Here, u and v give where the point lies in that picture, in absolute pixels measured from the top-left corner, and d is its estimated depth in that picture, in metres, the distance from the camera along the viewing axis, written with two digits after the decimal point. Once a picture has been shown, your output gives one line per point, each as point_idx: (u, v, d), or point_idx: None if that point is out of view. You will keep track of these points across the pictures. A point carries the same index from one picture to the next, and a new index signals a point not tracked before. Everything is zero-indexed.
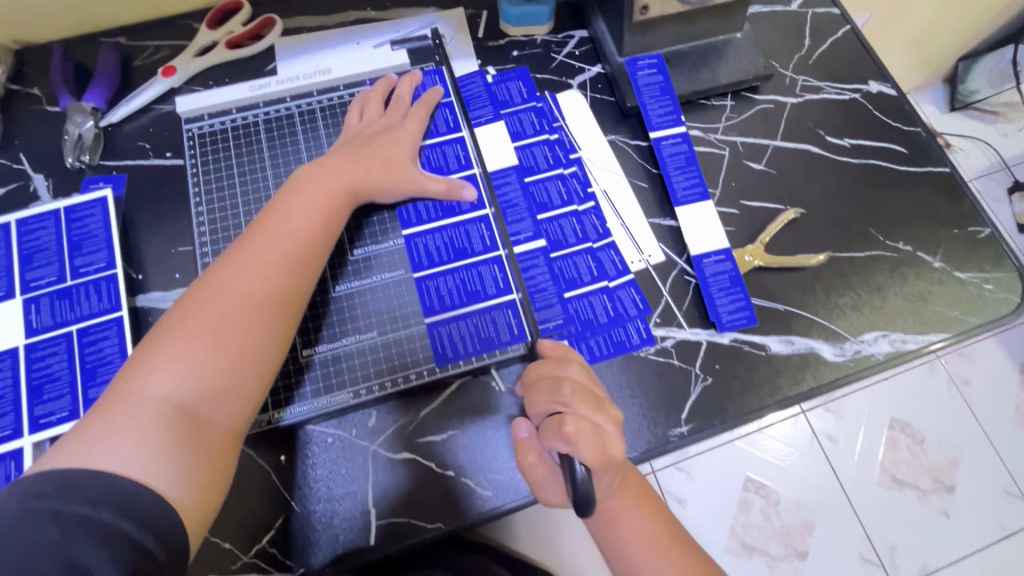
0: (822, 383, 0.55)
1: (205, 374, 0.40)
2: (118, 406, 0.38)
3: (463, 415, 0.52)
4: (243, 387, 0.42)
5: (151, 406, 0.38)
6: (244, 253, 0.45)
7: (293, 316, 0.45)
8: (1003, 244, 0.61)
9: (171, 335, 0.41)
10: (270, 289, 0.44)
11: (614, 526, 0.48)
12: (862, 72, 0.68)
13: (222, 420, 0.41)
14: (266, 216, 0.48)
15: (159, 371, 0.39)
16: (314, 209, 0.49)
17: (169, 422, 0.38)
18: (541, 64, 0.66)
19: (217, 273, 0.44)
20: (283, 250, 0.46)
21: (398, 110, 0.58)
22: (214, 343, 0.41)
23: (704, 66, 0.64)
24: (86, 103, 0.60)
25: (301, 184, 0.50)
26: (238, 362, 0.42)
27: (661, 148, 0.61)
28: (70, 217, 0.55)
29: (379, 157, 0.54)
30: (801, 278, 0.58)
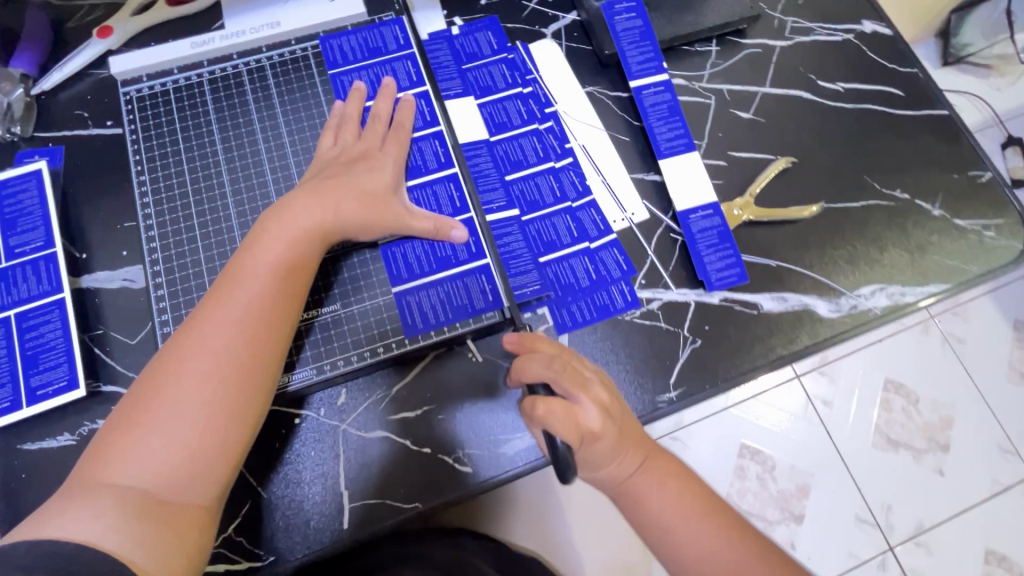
0: (818, 340, 0.52)
1: (172, 456, 0.37)
2: (80, 494, 0.35)
3: (438, 389, 0.48)
4: (214, 462, 0.39)
5: (115, 494, 0.35)
6: (212, 315, 0.41)
7: (266, 377, 0.42)
8: (1005, 189, 0.57)
9: (137, 413, 0.38)
10: (236, 350, 0.40)
11: (639, 505, 0.43)
12: (856, 11, 0.63)
13: (192, 499, 0.38)
14: (230, 270, 0.43)
15: (123, 451, 0.37)
16: (282, 252, 0.43)
17: (130, 511, 0.35)
18: (512, 13, 0.61)
19: (181, 339, 0.40)
20: (248, 306, 0.41)
21: (375, 133, 0.50)
22: (178, 416, 0.38)
23: (687, 9, 0.60)
24: (14, 68, 0.55)
25: (266, 219, 0.45)
26: (204, 436, 0.38)
27: (641, 98, 0.57)
28: (3, 194, 0.50)
29: (354, 191, 0.47)
30: (793, 231, 0.55)
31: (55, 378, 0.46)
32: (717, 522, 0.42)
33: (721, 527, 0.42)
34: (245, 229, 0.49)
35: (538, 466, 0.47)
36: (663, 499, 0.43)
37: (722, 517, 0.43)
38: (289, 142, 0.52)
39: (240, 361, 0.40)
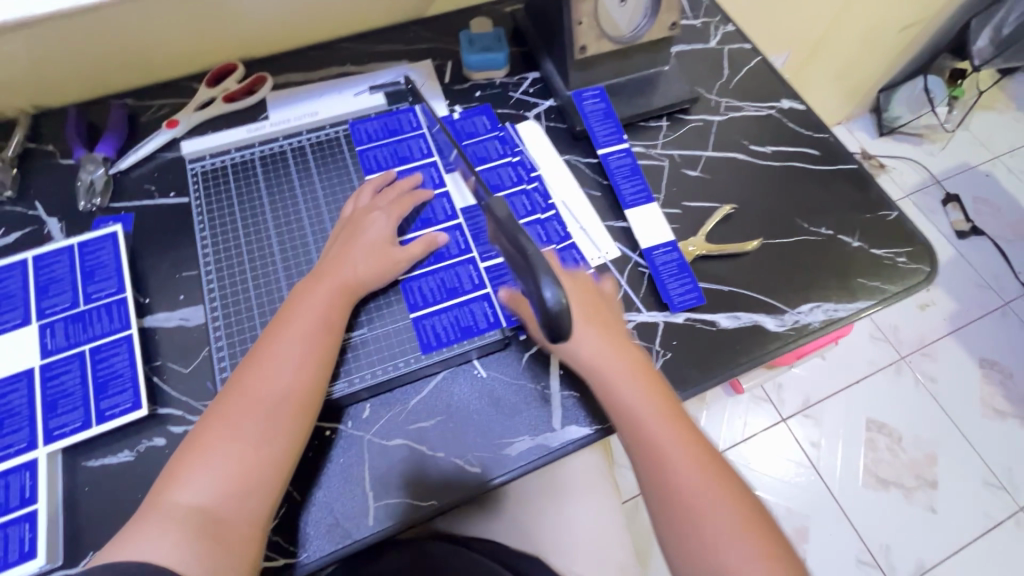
0: (768, 350, 0.61)
1: (226, 479, 0.46)
2: (153, 515, 0.44)
3: (449, 402, 0.57)
4: (258, 486, 0.47)
5: (179, 513, 0.44)
6: (259, 362, 0.51)
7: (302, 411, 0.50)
8: (910, 224, 0.70)
9: (198, 446, 0.47)
10: (276, 392, 0.49)
11: (659, 470, 0.49)
12: (775, 93, 0.80)
13: (243, 516, 0.45)
14: (274, 327, 0.53)
15: (186, 480, 0.46)
16: (312, 311, 0.53)
17: (193, 529, 0.44)
18: (501, 102, 0.76)
19: (232, 388, 0.50)
20: (284, 356, 0.51)
21: (385, 198, 0.62)
22: (230, 449, 0.47)
23: (640, 94, 0.75)
24: (97, 153, 0.67)
25: (306, 284, 0.56)
26: (251, 465, 0.47)
27: (608, 162, 0.70)
28: (83, 251, 0.60)
29: (366, 251, 0.58)
30: (740, 263, 0.66)
31: (121, 401, 0.53)
32: (690, 445, 0.50)
33: (691, 445, 0.50)
34: (288, 272, 0.60)
35: (538, 465, 0.54)
36: (653, 423, 0.51)
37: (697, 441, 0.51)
38: (324, 203, 0.64)
39: (279, 400, 0.49)
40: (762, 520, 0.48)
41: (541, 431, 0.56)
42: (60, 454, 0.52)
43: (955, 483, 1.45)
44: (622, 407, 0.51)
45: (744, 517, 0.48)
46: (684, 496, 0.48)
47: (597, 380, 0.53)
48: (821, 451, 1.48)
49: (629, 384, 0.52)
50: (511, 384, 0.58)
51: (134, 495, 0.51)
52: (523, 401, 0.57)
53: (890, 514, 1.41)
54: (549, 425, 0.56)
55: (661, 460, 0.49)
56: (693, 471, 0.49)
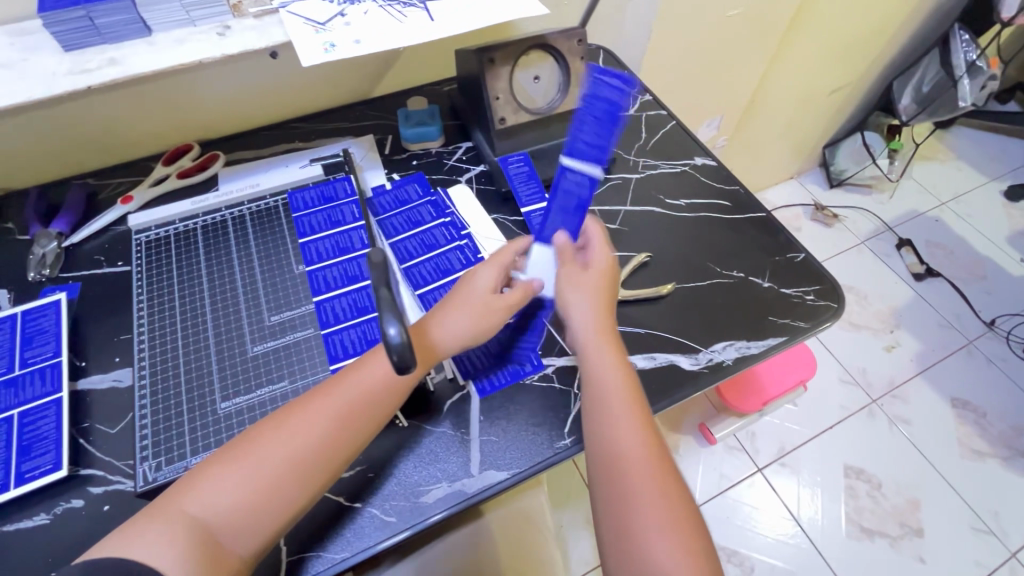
0: (684, 388, 0.63)
1: (239, 503, 0.47)
2: (163, 510, 0.46)
3: (369, 452, 0.57)
4: (268, 524, 0.48)
5: (183, 521, 0.46)
6: (328, 401, 0.51)
7: (331, 468, 0.50)
8: (817, 265, 0.75)
9: (232, 456, 0.49)
10: (319, 446, 0.50)
11: (618, 469, 0.52)
12: (689, 152, 0.87)
13: (237, 546, 0.46)
14: (350, 371, 0.53)
15: (206, 492, 0.47)
16: (381, 376, 0.53)
17: (191, 539, 0.45)
18: (436, 168, 0.83)
19: (285, 417, 0.51)
20: (341, 412, 0.51)
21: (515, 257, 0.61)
22: (257, 479, 0.48)
23: (562, 157, 0.82)
24: (52, 229, 0.72)
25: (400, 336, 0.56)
26: (271, 502, 0.48)
27: (531, 220, 0.76)
28: (25, 319, 0.63)
29: (472, 313, 0.57)
30: (656, 307, 0.70)
31: (42, 463, 0.54)
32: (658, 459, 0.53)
33: (660, 454, 0.53)
34: (217, 332, 0.62)
35: (455, 512, 0.55)
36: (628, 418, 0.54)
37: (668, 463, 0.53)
38: (258, 265, 0.68)
39: (320, 452, 0.50)
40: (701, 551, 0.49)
41: (459, 477, 0.57)
42: None
43: (941, 530, 1.41)
44: (604, 403, 0.55)
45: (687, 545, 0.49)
46: (633, 509, 0.50)
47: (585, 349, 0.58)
48: (802, 501, 1.44)
49: (606, 362, 0.57)
50: (431, 432, 0.59)
51: (45, 560, 0.51)
52: (442, 448, 0.58)
53: (878, 567, 1.35)
54: (467, 471, 0.57)
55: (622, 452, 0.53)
56: (654, 490, 0.51)
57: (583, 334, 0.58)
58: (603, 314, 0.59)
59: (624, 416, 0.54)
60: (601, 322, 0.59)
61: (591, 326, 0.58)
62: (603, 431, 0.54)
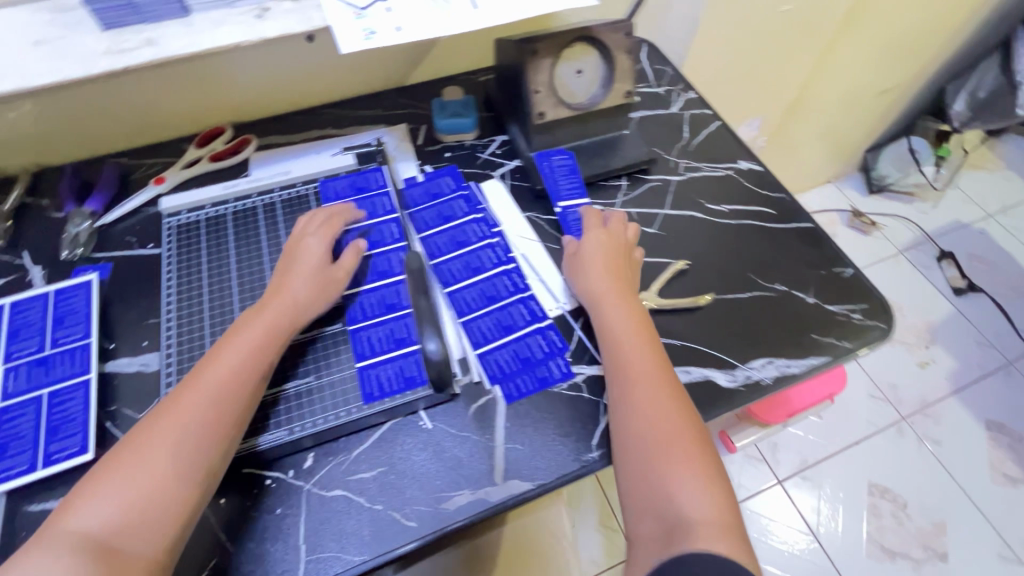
0: (719, 406, 0.61)
1: (128, 503, 0.45)
2: (44, 539, 0.43)
3: (392, 452, 0.57)
4: (166, 517, 0.45)
5: (71, 539, 0.43)
6: (196, 382, 0.51)
7: (225, 443, 0.50)
8: (866, 281, 0.71)
9: (109, 468, 0.47)
10: (202, 425, 0.49)
11: (627, 403, 0.55)
12: (733, 155, 0.83)
13: (138, 547, 0.44)
14: (208, 357, 0.54)
15: (87, 507, 0.44)
16: (243, 350, 0.54)
17: (82, 555, 0.42)
18: (469, 161, 0.81)
19: (154, 417, 0.50)
20: (212, 391, 0.51)
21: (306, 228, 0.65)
22: (141, 475, 0.46)
23: (600, 155, 0.79)
24: (86, 208, 0.72)
25: (245, 319, 0.57)
26: (160, 496, 0.46)
27: (567, 215, 0.73)
28: (57, 298, 0.64)
29: (299, 282, 0.60)
30: (693, 317, 0.67)
31: (70, 445, 0.54)
32: (677, 405, 0.54)
33: (674, 397, 0.55)
34: None
35: (477, 521, 0.53)
36: (643, 372, 0.56)
37: (683, 405, 0.54)
38: None
39: (201, 433, 0.49)
40: (721, 488, 0.49)
41: (482, 485, 0.55)
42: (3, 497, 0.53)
43: (967, 555, 1.36)
44: (614, 343, 0.59)
45: (706, 482, 0.49)
46: (641, 451, 0.52)
47: (597, 307, 0.62)
48: (821, 517, 1.41)
49: (614, 304, 0.62)
50: (456, 436, 0.58)
51: None
52: (466, 454, 0.57)
53: None
54: (491, 479, 0.55)
55: (638, 398, 0.55)
56: (668, 429, 0.52)
57: (592, 291, 0.63)
58: (607, 274, 0.64)
59: (637, 359, 0.57)
60: (607, 280, 0.64)
61: (595, 279, 0.64)
62: (614, 363, 0.58)
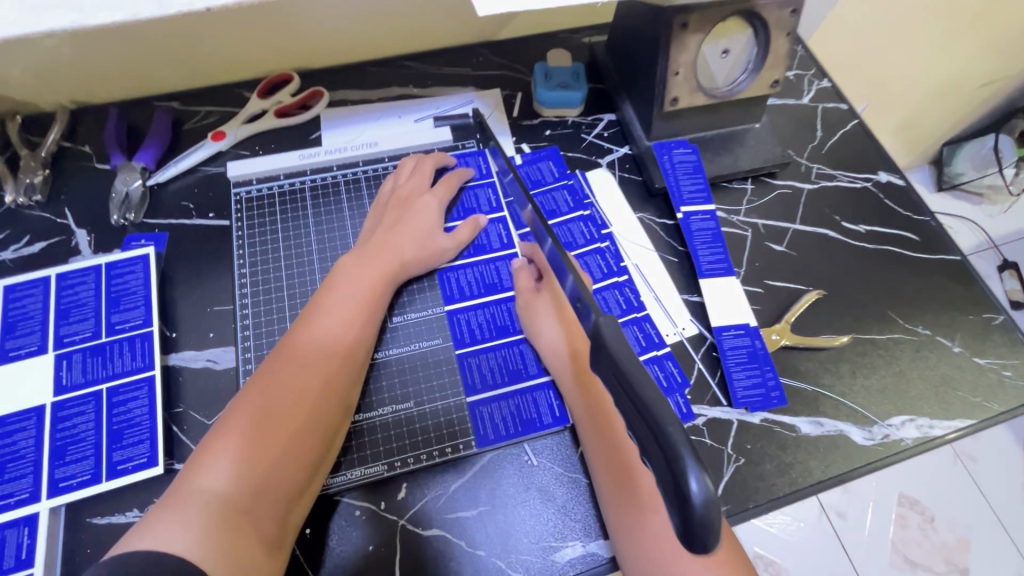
0: (854, 467, 0.54)
1: (254, 463, 0.41)
2: (172, 498, 0.39)
3: (494, 492, 0.50)
4: (287, 481, 0.43)
5: (201, 498, 0.39)
6: (310, 333, 0.48)
7: (341, 406, 0.47)
8: (1019, 332, 0.62)
9: (228, 424, 0.43)
10: (321, 386, 0.46)
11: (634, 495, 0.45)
12: (872, 163, 0.72)
13: (267, 510, 0.41)
14: (317, 305, 0.50)
15: (214, 462, 0.40)
16: (354, 304, 0.51)
17: (215, 515, 0.38)
18: (572, 143, 0.70)
19: (265, 374, 0.46)
20: (325, 346, 0.48)
21: (426, 177, 0.60)
22: (267, 435, 0.43)
23: (727, 152, 0.68)
24: (136, 162, 0.62)
25: (347, 266, 0.53)
26: (285, 459, 0.43)
27: (690, 224, 0.63)
28: (111, 274, 0.55)
29: (410, 236, 0.56)
30: (826, 359, 0.59)
31: (136, 455, 0.48)
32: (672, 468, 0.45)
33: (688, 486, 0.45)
34: None
35: None
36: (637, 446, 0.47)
37: None
38: None
39: (319, 394, 0.46)
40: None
41: (594, 537, 0.49)
42: (64, 508, 0.47)
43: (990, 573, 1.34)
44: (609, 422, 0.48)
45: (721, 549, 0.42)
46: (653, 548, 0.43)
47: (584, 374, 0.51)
48: (847, 522, 1.38)
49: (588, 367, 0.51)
50: (566, 478, 0.51)
51: None
52: (576, 500, 0.50)
53: None
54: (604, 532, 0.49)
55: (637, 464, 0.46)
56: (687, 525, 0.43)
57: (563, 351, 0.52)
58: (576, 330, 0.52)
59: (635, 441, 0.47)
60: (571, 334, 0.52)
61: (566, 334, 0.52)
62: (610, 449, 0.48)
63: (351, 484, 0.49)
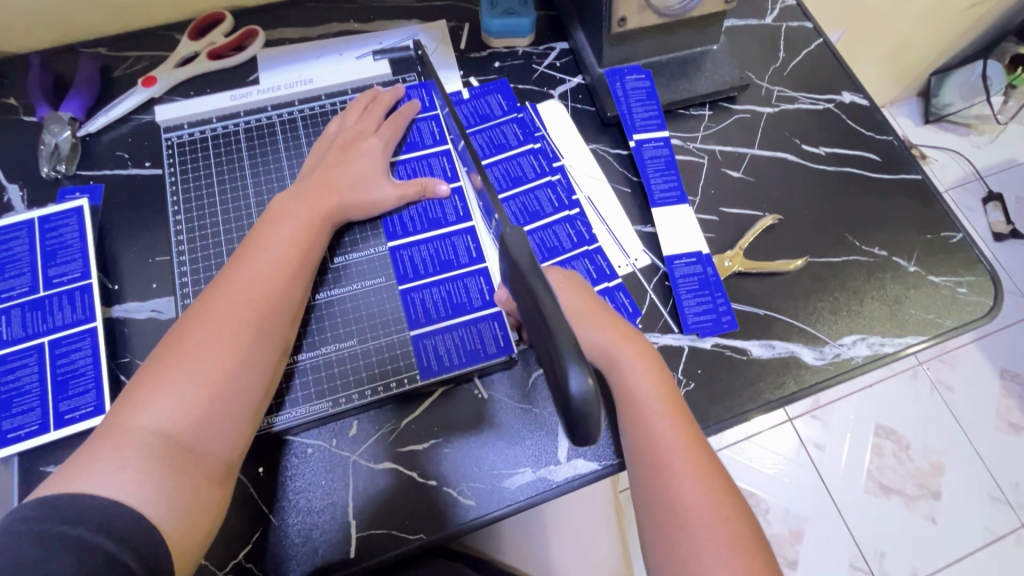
0: (804, 386, 0.55)
1: (189, 402, 0.41)
2: (107, 439, 0.39)
3: (445, 424, 0.51)
4: (229, 420, 0.42)
5: (138, 437, 0.39)
6: (243, 271, 0.47)
7: (279, 345, 0.47)
8: (976, 249, 0.62)
9: (160, 366, 0.42)
10: (256, 324, 0.45)
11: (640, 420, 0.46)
12: (836, 84, 0.70)
13: (211, 444, 0.41)
14: (251, 243, 0.49)
15: (149, 403, 0.40)
16: (291, 243, 0.49)
17: (154, 454, 0.38)
18: (523, 75, 0.67)
19: (199, 313, 0.45)
20: (263, 284, 0.47)
21: (372, 118, 0.58)
22: (201, 376, 0.42)
23: (683, 76, 0.66)
24: (64, 112, 0.60)
25: (283, 204, 0.51)
26: (227, 395, 0.42)
27: (642, 151, 0.62)
28: (44, 227, 0.54)
29: (349, 178, 0.54)
30: (780, 283, 0.59)
31: (82, 404, 0.48)
32: (673, 407, 0.46)
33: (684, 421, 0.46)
34: None
35: (539, 501, 0.49)
36: (647, 391, 0.46)
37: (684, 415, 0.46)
38: None
39: (255, 333, 0.45)
40: (735, 508, 0.43)
41: (544, 463, 0.50)
42: (16, 458, 0.47)
43: (961, 499, 1.28)
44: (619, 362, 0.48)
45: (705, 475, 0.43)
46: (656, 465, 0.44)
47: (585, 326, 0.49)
48: (825, 453, 1.31)
49: (594, 319, 0.49)
50: (516, 408, 0.52)
51: None
52: (527, 428, 0.51)
53: (887, 524, 1.26)
54: (554, 457, 0.50)
55: (643, 408, 0.46)
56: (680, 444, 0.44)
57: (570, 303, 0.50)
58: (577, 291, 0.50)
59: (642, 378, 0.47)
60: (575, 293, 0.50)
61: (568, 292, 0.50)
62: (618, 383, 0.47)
63: (296, 423, 0.49)
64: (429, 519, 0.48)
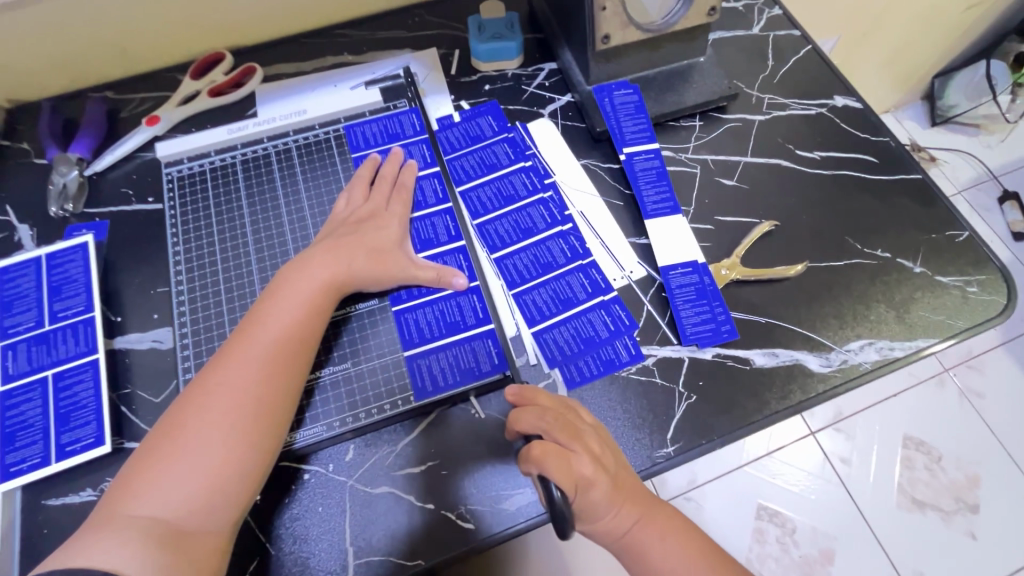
0: (811, 395, 0.53)
1: (189, 483, 0.41)
2: (107, 517, 0.39)
3: (441, 445, 0.50)
4: (226, 499, 0.42)
5: (137, 515, 0.39)
6: (247, 345, 0.46)
7: (279, 424, 0.45)
8: (985, 247, 0.60)
9: (164, 443, 0.42)
10: (255, 404, 0.44)
11: (639, 552, 0.46)
12: (828, 89, 0.70)
13: (209, 529, 0.41)
14: (258, 312, 0.49)
15: (151, 480, 0.40)
16: (293, 315, 0.49)
17: (150, 535, 0.38)
18: (512, 96, 0.68)
19: (202, 387, 0.45)
20: (262, 364, 0.46)
21: (381, 194, 0.58)
22: (201, 457, 0.42)
23: (671, 89, 0.66)
24: (71, 153, 0.62)
25: (290, 273, 0.51)
26: (224, 479, 0.42)
27: (633, 164, 0.62)
28: (51, 264, 0.55)
29: (358, 247, 0.53)
30: (781, 290, 0.58)
31: (83, 436, 0.49)
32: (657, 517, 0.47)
33: (672, 527, 0.47)
34: (264, 281, 0.55)
35: (540, 522, 0.48)
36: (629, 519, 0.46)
37: (667, 518, 0.48)
38: (309, 216, 0.58)
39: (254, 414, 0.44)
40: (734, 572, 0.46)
41: None
42: (18, 492, 0.48)
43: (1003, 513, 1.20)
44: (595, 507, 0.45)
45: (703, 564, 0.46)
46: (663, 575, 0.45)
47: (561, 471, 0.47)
48: (852, 468, 1.24)
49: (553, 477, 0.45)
50: None
51: None
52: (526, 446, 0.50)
53: (925, 542, 1.18)
54: None
55: (634, 539, 0.46)
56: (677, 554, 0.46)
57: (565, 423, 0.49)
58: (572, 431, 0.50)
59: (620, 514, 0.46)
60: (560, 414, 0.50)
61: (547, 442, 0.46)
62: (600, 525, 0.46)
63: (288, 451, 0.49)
64: (429, 545, 0.47)
